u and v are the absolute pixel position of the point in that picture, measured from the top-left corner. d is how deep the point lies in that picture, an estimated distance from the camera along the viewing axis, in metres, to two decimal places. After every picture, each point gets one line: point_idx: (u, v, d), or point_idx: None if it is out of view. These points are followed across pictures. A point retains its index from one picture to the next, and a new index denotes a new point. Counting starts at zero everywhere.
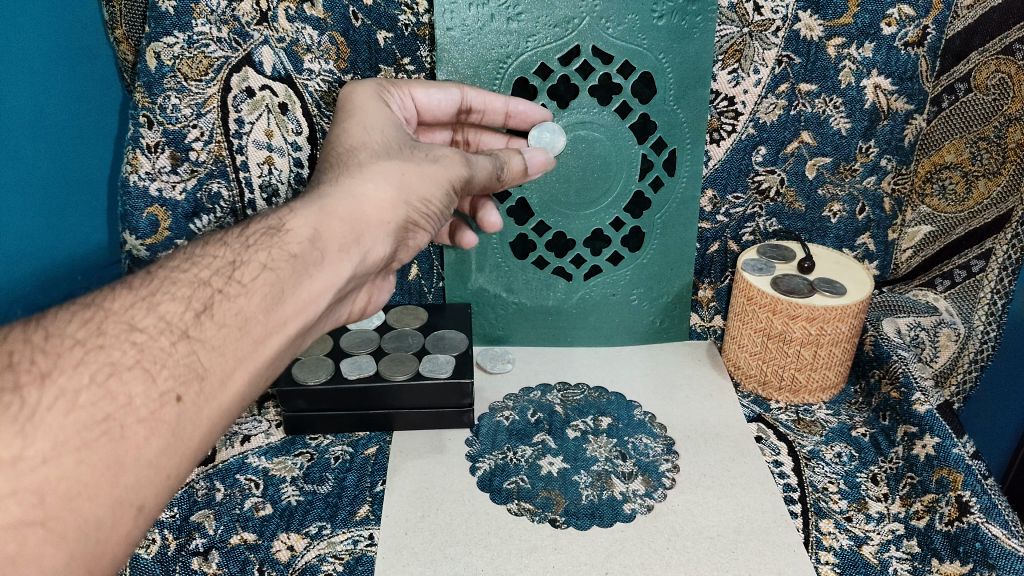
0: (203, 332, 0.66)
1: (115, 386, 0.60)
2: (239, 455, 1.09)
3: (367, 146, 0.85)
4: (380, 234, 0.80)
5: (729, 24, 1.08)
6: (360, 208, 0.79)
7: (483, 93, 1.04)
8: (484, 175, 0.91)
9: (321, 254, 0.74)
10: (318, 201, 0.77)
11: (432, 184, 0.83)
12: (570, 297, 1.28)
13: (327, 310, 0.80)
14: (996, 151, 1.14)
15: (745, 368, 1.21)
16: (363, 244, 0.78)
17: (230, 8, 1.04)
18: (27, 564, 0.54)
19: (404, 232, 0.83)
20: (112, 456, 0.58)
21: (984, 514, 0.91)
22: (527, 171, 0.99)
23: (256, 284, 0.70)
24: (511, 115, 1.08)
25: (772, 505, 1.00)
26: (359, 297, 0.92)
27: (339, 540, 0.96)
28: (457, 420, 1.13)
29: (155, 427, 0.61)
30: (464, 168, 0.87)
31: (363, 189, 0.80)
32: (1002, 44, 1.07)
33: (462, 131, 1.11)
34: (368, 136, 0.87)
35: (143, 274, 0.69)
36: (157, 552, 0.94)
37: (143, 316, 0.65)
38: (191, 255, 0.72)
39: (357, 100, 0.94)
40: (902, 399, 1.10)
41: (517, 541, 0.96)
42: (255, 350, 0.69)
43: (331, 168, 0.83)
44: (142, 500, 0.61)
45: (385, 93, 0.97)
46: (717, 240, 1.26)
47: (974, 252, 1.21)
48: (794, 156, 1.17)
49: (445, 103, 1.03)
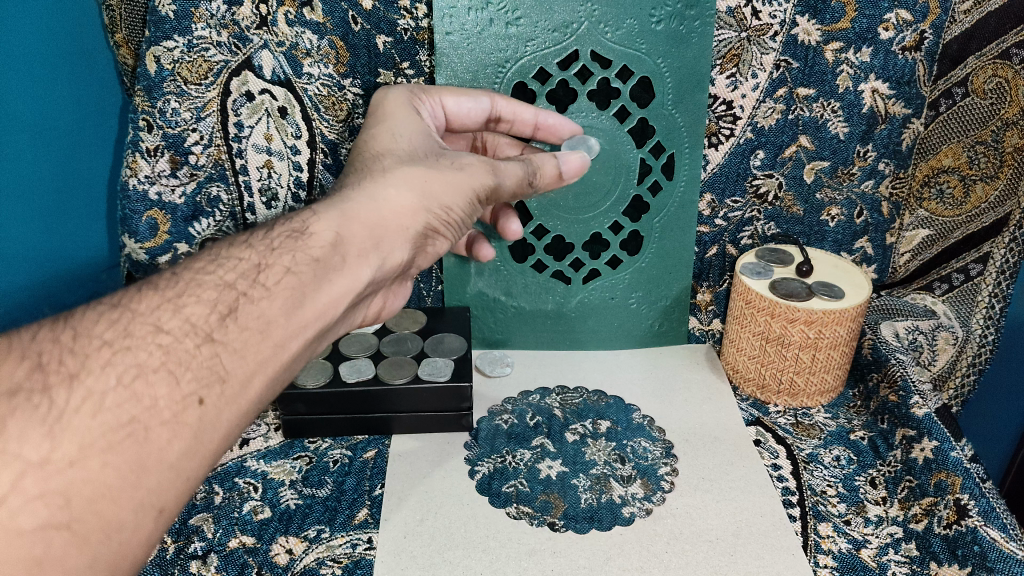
0: (226, 335, 0.66)
1: (141, 388, 0.61)
2: (238, 458, 1.09)
3: (393, 153, 0.86)
4: (398, 242, 0.79)
5: (728, 28, 1.09)
6: (380, 213, 0.79)
7: (513, 104, 1.04)
8: (512, 182, 0.90)
9: (342, 259, 0.74)
10: (340, 205, 0.77)
11: (451, 194, 0.84)
12: (570, 300, 1.28)
13: (342, 318, 0.79)
14: (993, 155, 1.14)
15: (744, 371, 1.21)
16: (382, 251, 0.78)
17: (230, 13, 1.04)
18: (52, 567, 0.55)
19: (423, 239, 0.83)
20: (137, 459, 0.59)
21: (983, 518, 0.91)
22: (562, 175, 0.97)
23: (279, 287, 0.70)
24: (540, 127, 1.08)
25: (771, 508, 1.01)
26: (372, 303, 0.91)
27: (338, 544, 0.96)
28: (457, 423, 1.13)
29: (177, 430, 0.62)
30: (488, 180, 0.87)
31: (384, 195, 0.80)
32: (1000, 49, 1.07)
33: (497, 140, 1.12)
34: (394, 141, 0.88)
35: (169, 275, 0.70)
36: (156, 556, 0.94)
37: (167, 318, 0.65)
38: (217, 256, 0.72)
39: (390, 107, 0.95)
40: (901, 403, 1.09)
41: (516, 545, 0.96)
42: (276, 354, 0.69)
43: (354, 174, 0.83)
44: (162, 503, 0.61)
45: (418, 100, 0.98)
46: (716, 244, 1.26)
47: (971, 257, 1.21)
48: (793, 160, 1.18)
49: (474, 110, 1.03)
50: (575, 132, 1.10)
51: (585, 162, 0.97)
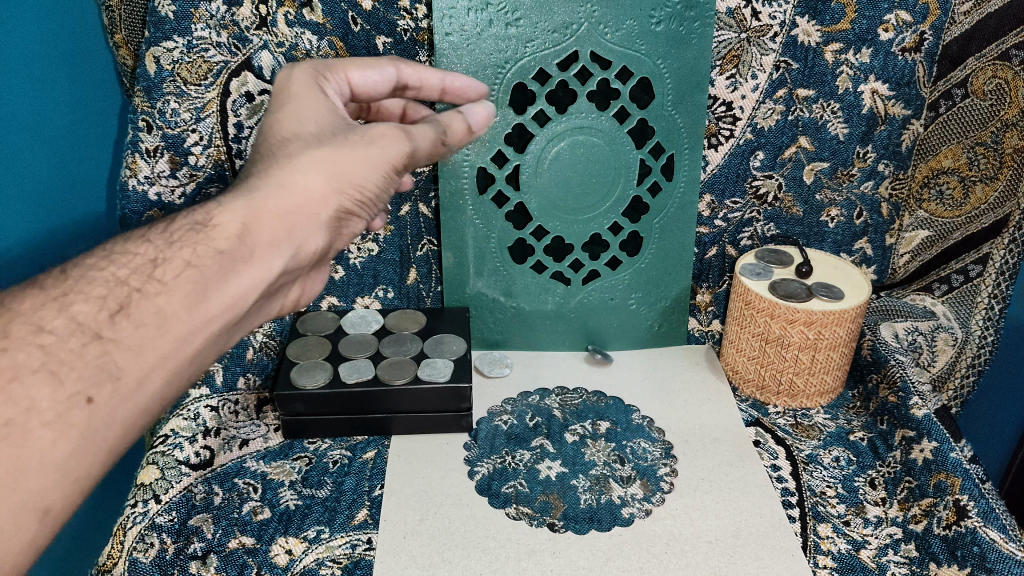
0: (117, 332, 0.65)
1: (18, 390, 0.60)
2: (238, 458, 1.08)
3: (301, 134, 0.79)
4: (312, 229, 0.77)
5: (728, 29, 1.09)
6: (290, 200, 0.75)
7: (418, 69, 0.98)
8: (426, 146, 0.86)
9: (251, 249, 0.73)
10: (247, 194, 0.74)
11: (365, 171, 0.79)
12: (569, 300, 1.28)
13: (255, 306, 0.77)
14: (993, 156, 1.14)
15: (743, 372, 1.21)
16: (295, 240, 0.76)
17: (230, 13, 1.04)
18: None
19: (338, 222, 0.80)
20: (11, 462, 0.58)
21: (982, 518, 0.91)
22: (471, 129, 0.94)
23: (178, 281, 0.68)
24: (446, 92, 1.02)
25: (770, 509, 1.01)
26: (291, 291, 0.86)
27: (338, 544, 0.96)
28: (457, 424, 1.13)
29: (63, 431, 0.61)
30: (402, 147, 0.81)
31: (292, 182, 0.75)
32: (999, 50, 1.07)
33: (409, 109, 1.05)
34: (301, 125, 0.80)
35: (57, 273, 0.68)
36: (155, 556, 0.93)
37: (52, 317, 0.64)
38: (111, 253, 0.70)
39: (294, 89, 0.85)
40: (900, 403, 1.09)
41: (516, 545, 0.96)
42: (177, 349, 0.67)
43: (259, 161, 0.78)
44: (46, 504, 0.61)
45: (320, 80, 0.88)
46: (715, 245, 1.26)
47: (971, 257, 1.21)
48: (792, 160, 1.18)
49: (380, 82, 0.95)
50: (483, 94, 1.07)
51: (490, 111, 0.95)
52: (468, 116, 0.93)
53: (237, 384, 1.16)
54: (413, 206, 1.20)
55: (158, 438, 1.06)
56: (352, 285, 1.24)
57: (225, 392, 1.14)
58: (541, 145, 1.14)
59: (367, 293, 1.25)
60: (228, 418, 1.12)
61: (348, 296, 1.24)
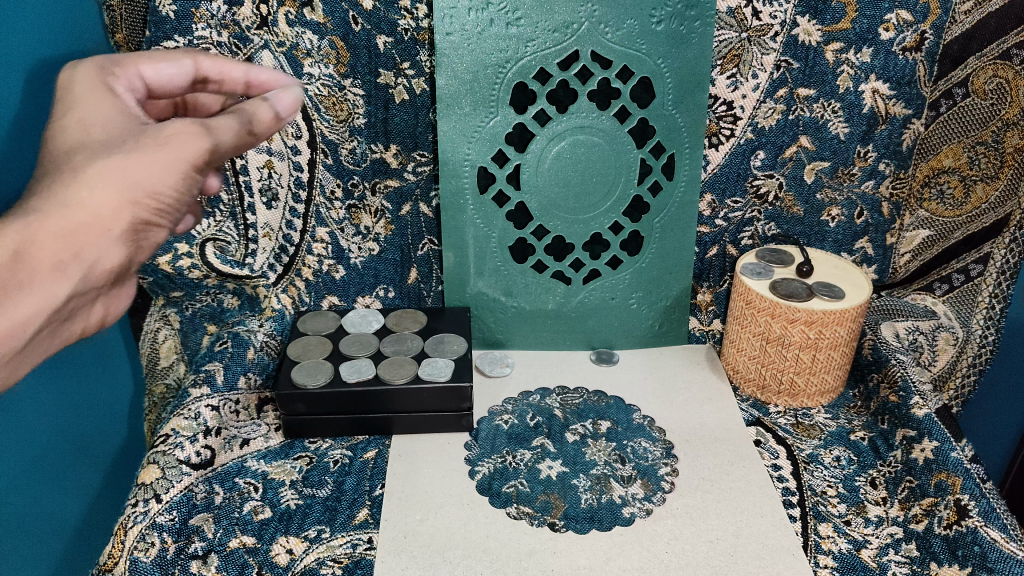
0: None
1: None
2: (238, 458, 1.08)
3: (85, 141, 0.65)
4: (104, 244, 0.65)
5: (729, 29, 1.09)
6: (74, 218, 0.63)
7: (220, 61, 0.82)
8: (231, 138, 0.70)
9: (24, 279, 0.62)
10: (17, 214, 0.61)
11: (159, 178, 0.66)
12: (570, 300, 1.27)
13: (40, 334, 0.66)
14: (994, 156, 1.14)
15: (744, 372, 1.21)
16: (84, 261, 0.65)
17: (230, 13, 1.04)
18: None
19: (135, 234, 0.68)
20: None
21: (983, 518, 0.91)
22: (280, 118, 0.76)
23: None
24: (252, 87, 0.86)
25: (771, 509, 1.01)
26: (92, 312, 0.72)
27: (339, 544, 0.96)
28: (457, 423, 1.13)
29: None
30: (202, 143, 0.67)
31: (75, 200, 0.62)
32: (1000, 49, 1.07)
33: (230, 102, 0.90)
34: (86, 132, 0.67)
35: None
36: (156, 556, 0.93)
37: None
38: None
39: (76, 89, 0.71)
40: (901, 403, 1.09)
41: (517, 545, 0.96)
42: None
43: (40, 176, 0.64)
44: None
45: (107, 76, 0.74)
46: (716, 244, 1.26)
47: (971, 257, 1.21)
48: (793, 160, 1.18)
49: (177, 77, 0.80)
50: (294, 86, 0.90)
51: (301, 94, 0.77)
52: (270, 103, 0.74)
53: (238, 384, 1.13)
54: (414, 206, 1.20)
55: (158, 437, 1.04)
56: (353, 285, 1.25)
57: (226, 392, 1.12)
58: (541, 145, 1.15)
59: (367, 292, 1.26)
60: (228, 418, 1.11)
61: (348, 295, 1.26)
